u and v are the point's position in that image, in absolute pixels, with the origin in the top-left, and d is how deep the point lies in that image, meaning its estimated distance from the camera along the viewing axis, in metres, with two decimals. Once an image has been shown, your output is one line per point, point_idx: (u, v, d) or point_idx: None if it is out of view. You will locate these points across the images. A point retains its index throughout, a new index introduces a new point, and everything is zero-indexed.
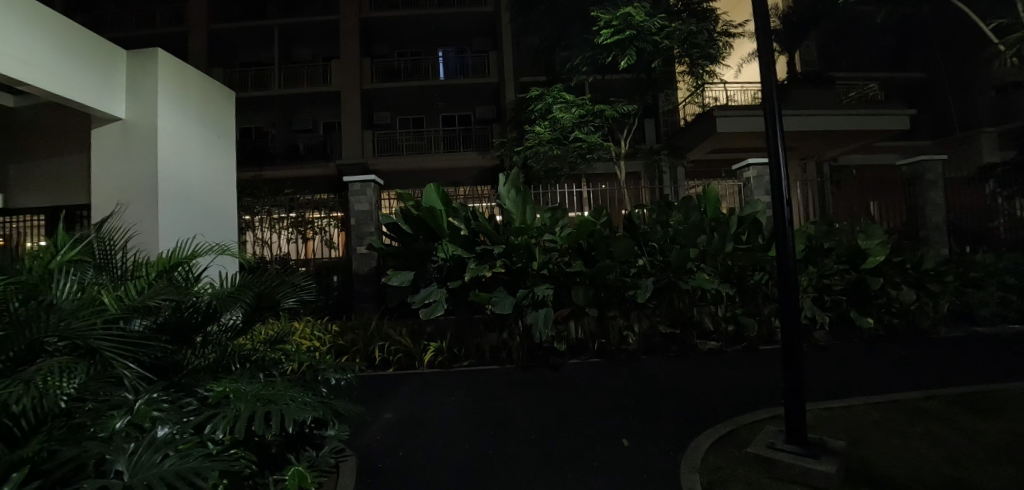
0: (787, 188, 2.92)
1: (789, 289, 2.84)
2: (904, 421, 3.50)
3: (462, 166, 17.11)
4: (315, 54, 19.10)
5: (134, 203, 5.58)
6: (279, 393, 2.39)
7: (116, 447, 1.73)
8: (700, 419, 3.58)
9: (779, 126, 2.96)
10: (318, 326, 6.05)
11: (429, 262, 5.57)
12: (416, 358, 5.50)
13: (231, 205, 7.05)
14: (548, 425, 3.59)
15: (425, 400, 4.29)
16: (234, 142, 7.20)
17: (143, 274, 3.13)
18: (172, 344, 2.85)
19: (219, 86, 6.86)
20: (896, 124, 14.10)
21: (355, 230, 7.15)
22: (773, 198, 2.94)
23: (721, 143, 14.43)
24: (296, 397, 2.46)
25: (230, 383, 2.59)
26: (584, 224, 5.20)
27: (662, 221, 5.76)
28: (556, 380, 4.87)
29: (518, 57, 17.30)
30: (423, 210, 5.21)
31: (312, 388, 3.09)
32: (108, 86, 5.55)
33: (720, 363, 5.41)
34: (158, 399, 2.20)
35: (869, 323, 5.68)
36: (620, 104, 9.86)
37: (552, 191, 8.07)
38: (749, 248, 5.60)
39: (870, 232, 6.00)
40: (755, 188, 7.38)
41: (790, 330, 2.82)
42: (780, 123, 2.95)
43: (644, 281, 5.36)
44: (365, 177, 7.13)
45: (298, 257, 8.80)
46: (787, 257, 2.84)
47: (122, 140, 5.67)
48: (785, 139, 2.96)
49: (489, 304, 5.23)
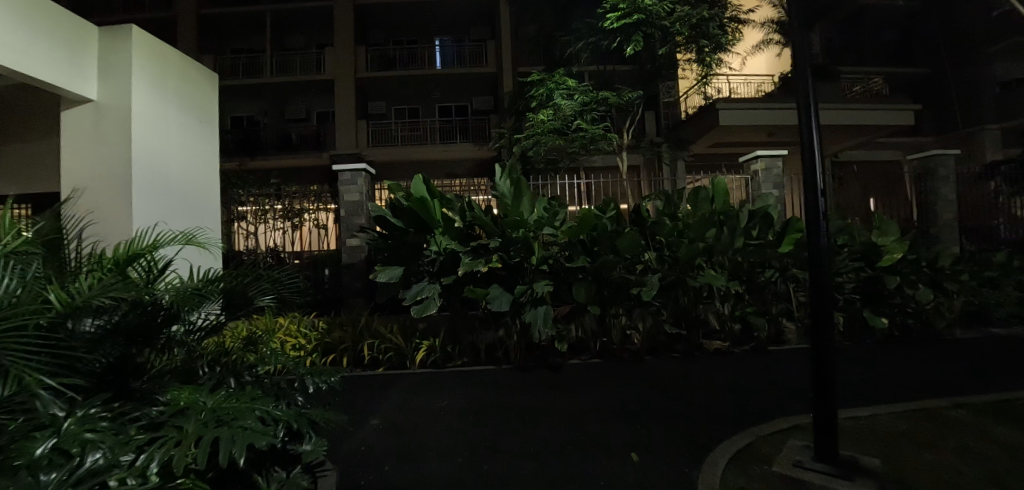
0: (821, 179, 2.61)
1: (820, 290, 2.54)
2: (936, 433, 3.22)
3: (459, 158, 16.79)
4: (309, 41, 18.61)
5: (106, 189, 5.23)
6: (239, 408, 2.07)
7: (25, 481, 1.40)
8: (714, 428, 3.31)
9: (812, 113, 2.65)
10: (305, 322, 5.75)
11: (421, 256, 5.24)
12: (407, 357, 5.20)
13: (213, 197, 6.72)
14: (549, 435, 3.31)
15: (416, 405, 3.99)
16: (216, 129, 6.84)
17: (97, 269, 2.79)
18: (127, 348, 2.50)
19: (199, 67, 6.48)
20: (901, 119, 13.87)
21: (346, 222, 6.80)
22: (805, 189, 2.63)
23: (724, 135, 14.16)
24: (259, 411, 2.13)
25: (189, 394, 2.26)
26: (588, 215, 4.87)
27: (667, 215, 5.46)
28: (555, 383, 4.57)
29: (518, 47, 16.91)
30: (414, 201, 4.87)
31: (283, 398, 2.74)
32: (79, 65, 5.17)
33: (729, 364, 5.14)
34: (95, 415, 1.86)
35: (885, 323, 5.39)
36: (624, 92, 9.50)
37: (551, 183, 7.72)
38: (760, 243, 5.33)
39: (886, 228, 5.72)
40: (763, 181, 7.08)
41: (821, 333, 2.55)
42: (813, 107, 2.65)
43: (650, 278, 5.08)
44: (356, 166, 6.77)
45: (292, 250, 8.43)
46: (821, 252, 2.55)
47: (94, 121, 5.30)
48: (820, 127, 2.65)
49: (485, 301, 4.90)
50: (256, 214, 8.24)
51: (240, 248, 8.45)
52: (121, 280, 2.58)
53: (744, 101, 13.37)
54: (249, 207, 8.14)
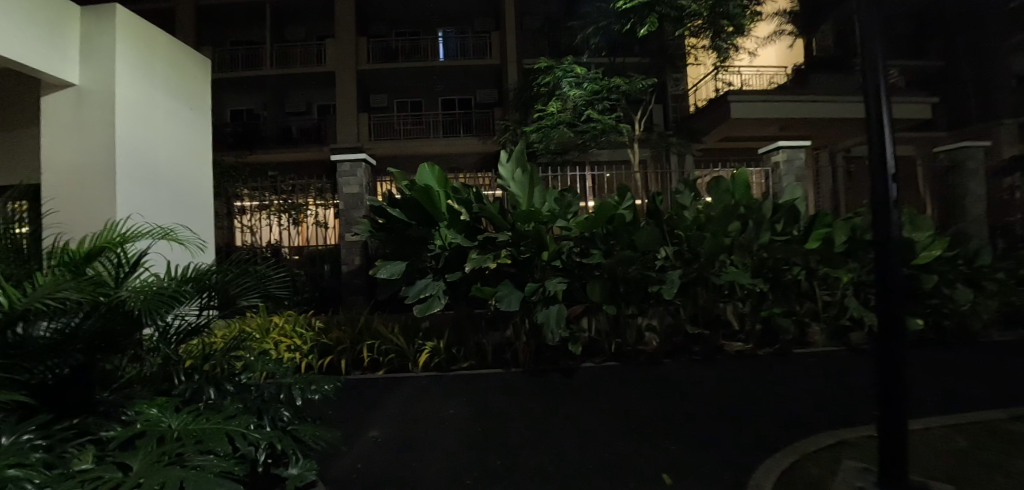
0: (892, 161, 2.21)
1: (890, 292, 2.18)
2: (1002, 449, 2.87)
3: (462, 151, 16.48)
4: (310, 32, 18.23)
5: (88, 179, 4.90)
6: (203, 435, 1.75)
7: None
8: (750, 445, 2.97)
9: (881, 89, 2.22)
10: (301, 322, 5.43)
11: (424, 251, 4.87)
12: (409, 360, 4.88)
13: (207, 190, 6.39)
14: (563, 451, 2.99)
15: (418, 414, 3.66)
16: (208, 117, 6.52)
17: (57, 265, 2.46)
18: (86, 357, 2.19)
19: (190, 51, 6.15)
20: (917, 113, 13.47)
21: (344, 216, 6.44)
22: (873, 173, 2.23)
23: (734, 128, 13.83)
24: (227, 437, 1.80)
25: (152, 415, 1.95)
26: (605, 207, 4.50)
27: (687, 208, 5.10)
28: (569, 389, 4.24)
29: (522, 38, 16.51)
30: (416, 191, 4.51)
31: (266, 417, 2.37)
32: (60, 46, 4.82)
33: (754, 367, 4.80)
34: (26, 445, 1.55)
35: (920, 325, 4.99)
36: (637, 79, 9.10)
37: (560, 174, 7.34)
38: (787, 239, 4.97)
39: (919, 223, 5.39)
40: (784, 173, 6.71)
41: (889, 342, 2.19)
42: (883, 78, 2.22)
43: (671, 275, 4.70)
44: (355, 155, 6.42)
45: (292, 245, 8.02)
46: (891, 252, 2.17)
47: (76, 107, 4.97)
48: (889, 106, 2.25)
49: (493, 300, 4.55)
50: (259, 209, 7.78)
51: (243, 242, 8.10)
52: (82, 278, 2.26)
53: (755, 92, 13.10)
54: (252, 202, 7.69)
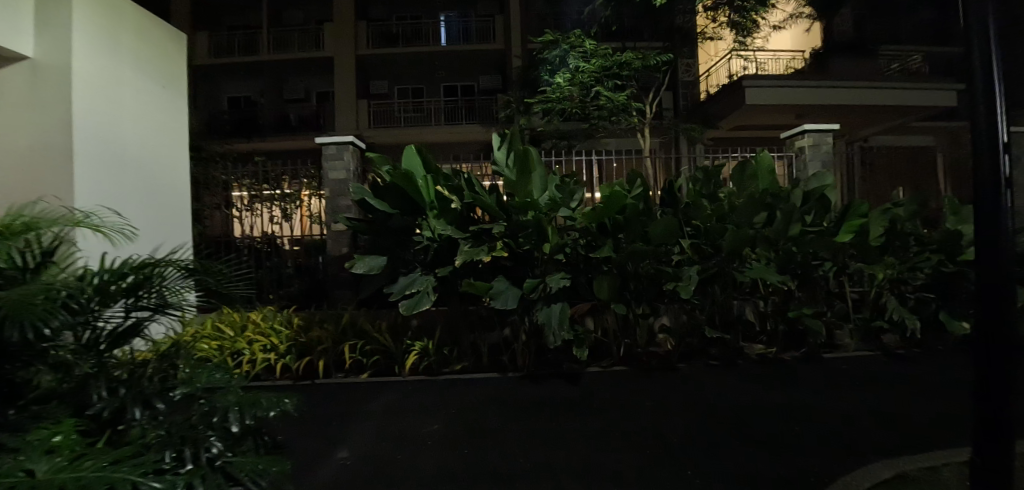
0: (1008, 129, 1.61)
1: (997, 307, 1.63)
2: None
3: (465, 139, 15.96)
4: (308, 16, 17.63)
5: (44, 163, 4.43)
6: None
7: None
8: (789, 480, 2.48)
9: (993, 46, 1.61)
10: (280, 319, 4.99)
11: (411, 243, 4.37)
12: (396, 362, 4.44)
13: (182, 175, 5.94)
14: (561, 481, 2.50)
15: (398, 429, 3.20)
16: (184, 97, 6.04)
17: None
18: None
19: (162, 24, 5.66)
20: (941, 100, 13.10)
21: (329, 203, 5.96)
22: (987, 146, 1.62)
23: (749, 115, 13.21)
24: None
25: (20, 467, 1.47)
26: (614, 195, 3.94)
27: (707, 196, 4.57)
28: (571, 399, 3.78)
29: (527, 21, 15.86)
30: (399, 175, 4.01)
31: (186, 454, 1.88)
32: (13, 14, 4.32)
33: (778, 375, 4.31)
34: None
35: (965, 328, 4.61)
36: (651, 54, 8.43)
37: (565, 159, 6.81)
38: (820, 231, 4.44)
39: (965, 214, 4.93)
40: (810, 159, 6.15)
41: (990, 373, 1.67)
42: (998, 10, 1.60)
43: (688, 271, 4.18)
44: (341, 137, 5.93)
45: (291, 236, 7.28)
46: (1002, 259, 1.61)
47: (30, 82, 4.48)
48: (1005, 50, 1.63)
49: (488, 297, 4.06)
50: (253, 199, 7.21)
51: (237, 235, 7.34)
52: None
53: (771, 77, 12.50)
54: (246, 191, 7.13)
